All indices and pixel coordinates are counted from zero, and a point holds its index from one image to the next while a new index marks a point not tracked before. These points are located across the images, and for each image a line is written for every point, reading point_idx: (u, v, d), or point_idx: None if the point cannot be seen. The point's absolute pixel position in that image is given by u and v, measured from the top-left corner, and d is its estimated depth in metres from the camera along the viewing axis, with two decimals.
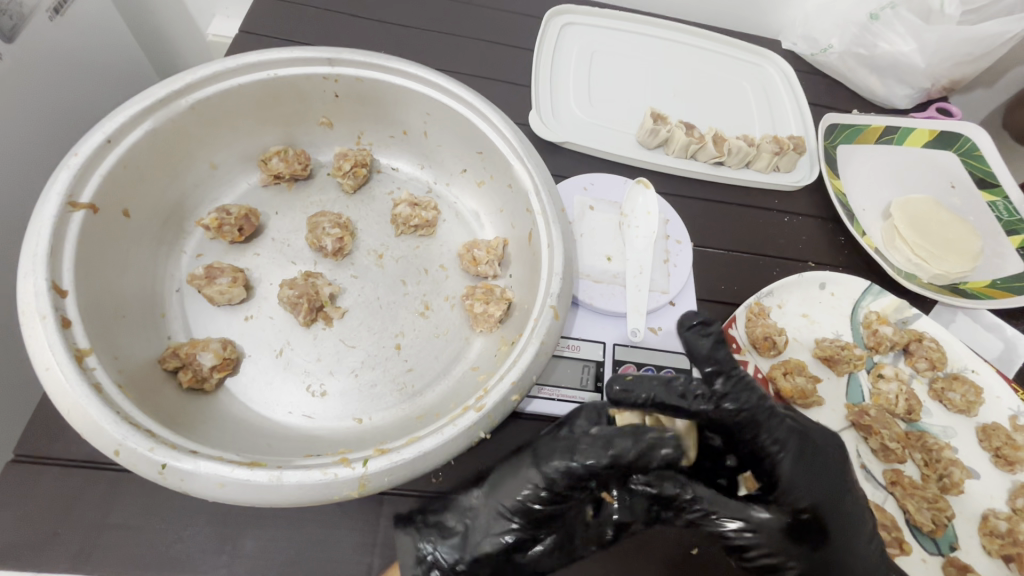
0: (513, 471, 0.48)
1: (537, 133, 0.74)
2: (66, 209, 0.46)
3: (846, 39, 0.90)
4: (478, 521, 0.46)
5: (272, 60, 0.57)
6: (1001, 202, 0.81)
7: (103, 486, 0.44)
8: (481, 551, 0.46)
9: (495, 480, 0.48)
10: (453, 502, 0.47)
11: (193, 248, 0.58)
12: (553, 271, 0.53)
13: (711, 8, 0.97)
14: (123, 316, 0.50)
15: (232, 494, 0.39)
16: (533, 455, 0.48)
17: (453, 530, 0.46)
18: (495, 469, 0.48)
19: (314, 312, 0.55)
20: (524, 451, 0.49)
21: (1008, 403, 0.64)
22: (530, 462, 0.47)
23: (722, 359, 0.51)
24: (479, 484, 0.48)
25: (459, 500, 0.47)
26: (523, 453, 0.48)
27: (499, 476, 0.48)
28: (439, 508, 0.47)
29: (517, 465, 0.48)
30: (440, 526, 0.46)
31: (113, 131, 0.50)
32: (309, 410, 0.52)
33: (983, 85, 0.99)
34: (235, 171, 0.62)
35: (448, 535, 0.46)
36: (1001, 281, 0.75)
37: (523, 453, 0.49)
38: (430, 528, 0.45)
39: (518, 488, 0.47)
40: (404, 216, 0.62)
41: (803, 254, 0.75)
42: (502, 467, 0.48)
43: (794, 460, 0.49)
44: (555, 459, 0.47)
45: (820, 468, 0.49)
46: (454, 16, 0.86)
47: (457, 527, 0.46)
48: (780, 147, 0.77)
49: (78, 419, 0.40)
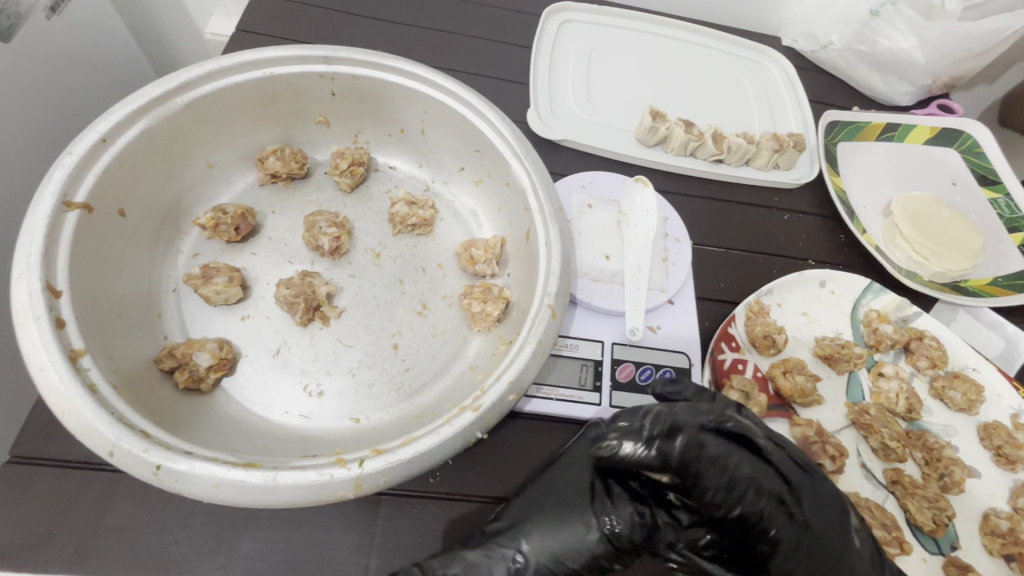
0: (556, 527, 0.44)
1: (535, 131, 0.74)
2: (60, 208, 0.46)
3: (847, 35, 0.90)
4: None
5: (268, 58, 0.57)
6: (1002, 199, 0.81)
7: (99, 487, 0.44)
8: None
9: (535, 537, 0.44)
10: (481, 563, 0.43)
11: (189, 248, 0.58)
12: (551, 270, 0.53)
13: (711, 4, 0.97)
14: (119, 317, 0.50)
15: (226, 494, 0.39)
16: (587, 510, 0.45)
17: None
18: (526, 521, 0.44)
19: (310, 312, 0.55)
20: (561, 503, 0.45)
21: (1010, 401, 0.63)
22: (586, 518, 0.44)
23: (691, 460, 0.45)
24: (516, 543, 0.44)
25: (490, 564, 0.43)
26: (558, 502, 0.45)
27: (541, 527, 0.44)
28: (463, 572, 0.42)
29: (570, 520, 0.44)
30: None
31: (108, 130, 0.49)
32: (306, 410, 0.52)
33: (984, 81, 0.99)
34: (232, 170, 0.62)
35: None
36: (1002, 279, 0.75)
37: (560, 504, 0.45)
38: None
39: (569, 541, 0.44)
40: (401, 215, 0.62)
41: (803, 252, 0.74)
42: (541, 519, 0.45)
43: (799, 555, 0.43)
44: (613, 514, 0.45)
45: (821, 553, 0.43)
46: (452, 14, 0.86)
47: None
48: (780, 144, 0.77)
49: (73, 419, 0.39)
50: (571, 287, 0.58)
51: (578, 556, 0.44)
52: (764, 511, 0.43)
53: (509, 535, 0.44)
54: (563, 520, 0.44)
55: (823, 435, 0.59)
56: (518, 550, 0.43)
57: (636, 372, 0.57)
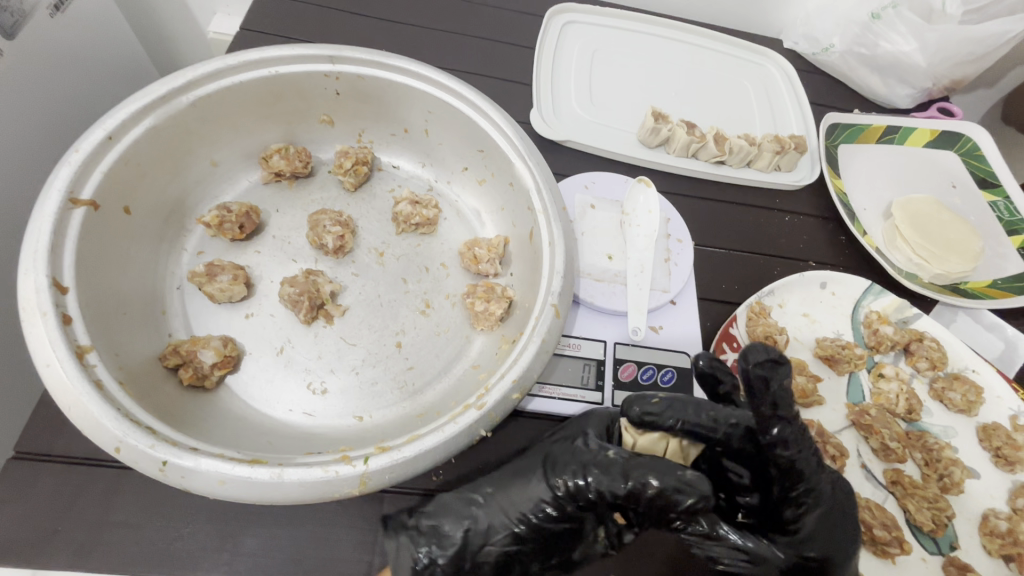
0: (520, 481, 0.47)
1: (538, 131, 0.74)
2: (67, 205, 0.46)
3: (848, 38, 0.90)
4: (483, 529, 0.45)
5: (273, 57, 0.57)
6: (1002, 202, 0.81)
7: (104, 483, 0.44)
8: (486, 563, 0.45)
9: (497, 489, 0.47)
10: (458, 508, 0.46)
11: (194, 246, 0.58)
12: (555, 270, 0.53)
13: (713, 6, 0.97)
14: (125, 314, 0.50)
15: (232, 491, 0.39)
16: (543, 464, 0.48)
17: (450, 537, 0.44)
18: (490, 478, 0.48)
19: (314, 310, 0.55)
20: (524, 460, 0.49)
21: (1009, 402, 0.64)
22: (540, 470, 0.48)
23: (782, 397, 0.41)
24: (479, 490, 0.47)
25: (457, 504, 0.46)
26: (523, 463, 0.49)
27: (507, 477, 0.48)
28: (433, 515, 0.45)
29: (528, 474, 0.48)
30: (435, 534, 0.44)
31: (114, 128, 0.49)
32: (309, 407, 0.52)
33: (985, 85, 0.99)
34: (236, 168, 0.62)
35: (444, 543, 0.44)
36: (1002, 281, 0.75)
37: (526, 463, 0.49)
38: (426, 535, 0.44)
39: (533, 490, 0.47)
40: (404, 214, 0.62)
41: (804, 254, 0.74)
42: (506, 472, 0.48)
43: (819, 514, 0.45)
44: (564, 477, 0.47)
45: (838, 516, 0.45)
46: (456, 14, 0.86)
47: (455, 536, 0.44)
48: (781, 146, 0.77)
49: (79, 416, 0.40)
50: (574, 287, 0.58)
51: (537, 509, 0.46)
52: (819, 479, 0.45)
53: (475, 485, 0.48)
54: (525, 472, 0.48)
55: (824, 434, 0.59)
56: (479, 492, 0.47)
57: (638, 372, 0.57)
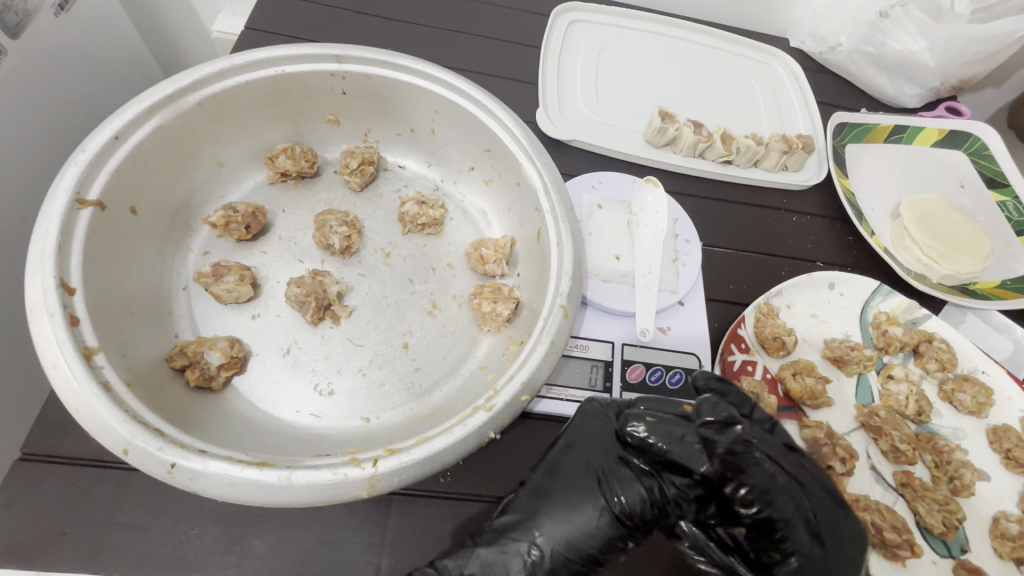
0: (567, 515, 0.44)
1: (544, 131, 0.74)
2: (73, 206, 0.46)
3: (855, 37, 0.90)
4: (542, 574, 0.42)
5: (280, 56, 0.57)
6: (1011, 202, 0.81)
7: (112, 485, 0.44)
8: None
9: (550, 529, 0.43)
10: (497, 557, 0.42)
11: (200, 247, 0.58)
12: (563, 270, 0.53)
13: (719, 5, 0.97)
14: (131, 314, 0.50)
15: (241, 493, 0.39)
16: (597, 490, 0.45)
17: None
18: (544, 508, 0.44)
19: (321, 310, 0.55)
20: (569, 491, 0.45)
21: (1019, 404, 0.63)
22: (596, 496, 0.45)
23: (743, 458, 0.41)
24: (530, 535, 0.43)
25: (504, 560, 0.42)
26: (566, 489, 0.45)
27: (549, 509, 0.44)
28: (480, 569, 0.42)
29: (580, 504, 0.44)
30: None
31: (120, 128, 0.49)
32: (316, 409, 0.51)
33: (993, 83, 0.98)
34: (242, 168, 0.62)
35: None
36: (1011, 281, 0.74)
37: (569, 490, 0.45)
38: None
39: (585, 522, 0.44)
40: (410, 214, 0.62)
41: (812, 254, 0.74)
42: (551, 508, 0.44)
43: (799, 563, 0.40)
44: (626, 496, 0.45)
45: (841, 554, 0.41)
46: (461, 13, 0.86)
47: None
48: (789, 145, 0.76)
49: (87, 417, 0.39)
50: (582, 288, 0.58)
51: (593, 541, 0.44)
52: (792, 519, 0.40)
53: (520, 529, 0.44)
54: (577, 503, 0.44)
55: (833, 436, 0.59)
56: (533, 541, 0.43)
57: (646, 373, 0.57)
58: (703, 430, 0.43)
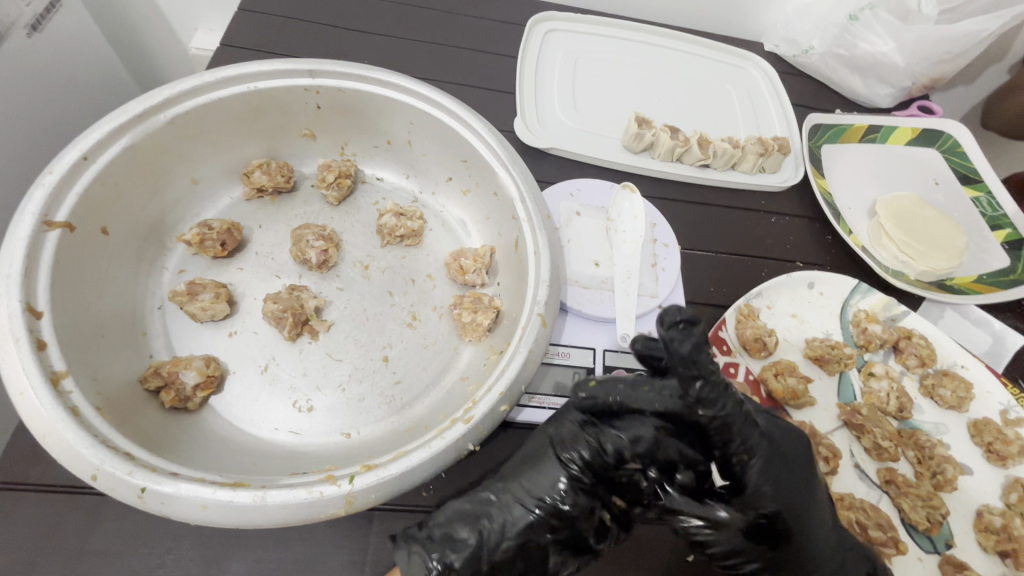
0: (530, 470, 0.48)
1: (523, 140, 0.75)
2: (40, 228, 0.45)
3: (827, 40, 0.91)
4: (502, 523, 0.45)
5: (252, 73, 0.56)
6: (984, 198, 0.82)
7: (83, 512, 0.43)
8: (509, 560, 0.45)
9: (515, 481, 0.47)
10: (468, 504, 0.46)
11: (175, 265, 0.57)
12: (540, 278, 0.53)
13: (692, 12, 0.99)
14: (102, 337, 0.49)
15: (214, 516, 0.38)
16: (555, 447, 0.48)
17: (467, 541, 0.44)
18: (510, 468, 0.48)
19: (299, 326, 0.54)
20: (533, 449, 0.49)
21: (999, 397, 0.64)
22: (552, 454, 0.48)
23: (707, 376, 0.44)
24: (495, 487, 0.47)
25: (473, 510, 0.45)
26: (530, 452, 0.49)
27: (522, 466, 0.48)
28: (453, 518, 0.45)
29: (542, 459, 0.48)
30: (450, 539, 0.44)
31: (89, 148, 0.49)
32: (296, 426, 0.51)
33: (963, 82, 1.00)
34: (218, 186, 0.61)
35: (460, 548, 0.44)
36: (987, 276, 0.76)
37: (533, 452, 0.49)
38: (438, 543, 0.43)
39: (549, 474, 0.47)
40: (389, 226, 0.62)
41: (792, 255, 0.75)
42: (517, 466, 0.48)
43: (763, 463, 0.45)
44: (575, 452, 0.47)
45: (783, 464, 0.46)
46: (439, 26, 0.87)
47: (470, 539, 0.44)
48: (765, 148, 0.77)
49: (54, 444, 0.39)
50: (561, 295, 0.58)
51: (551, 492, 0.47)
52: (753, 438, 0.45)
53: (490, 484, 0.47)
54: (543, 457, 0.48)
55: (816, 436, 0.59)
56: (492, 490, 0.47)
57: None
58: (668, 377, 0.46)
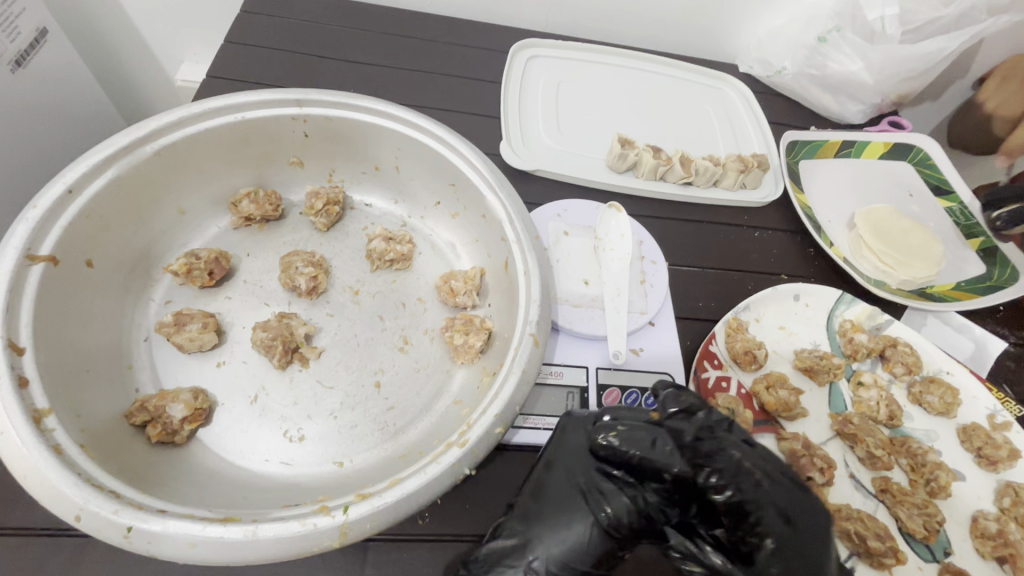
0: (557, 533, 0.43)
1: (509, 163, 0.76)
2: (24, 262, 0.44)
3: (799, 61, 0.96)
4: None
5: (239, 103, 0.57)
6: (957, 208, 0.85)
7: (65, 555, 0.42)
8: None
9: (542, 549, 0.42)
10: None
11: (162, 296, 0.57)
12: (531, 298, 0.53)
13: (668, 37, 1.03)
14: (86, 371, 0.48)
15: (204, 553, 0.37)
16: (582, 500, 0.44)
17: None
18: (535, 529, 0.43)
19: (288, 354, 0.54)
20: (555, 508, 0.44)
21: (985, 402, 0.64)
22: (584, 508, 0.44)
23: (704, 439, 0.44)
24: (523, 560, 0.42)
25: None
26: (554, 507, 0.44)
27: (543, 524, 0.43)
28: None
29: (569, 513, 0.44)
30: None
31: (74, 181, 0.48)
32: (287, 456, 0.50)
33: (930, 98, 1.05)
34: (205, 216, 0.61)
35: None
36: (964, 283, 0.78)
37: (556, 507, 0.44)
38: None
39: (579, 535, 0.43)
40: (378, 250, 0.62)
41: (776, 268, 0.76)
42: (541, 527, 0.43)
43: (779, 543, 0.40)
44: (610, 506, 0.43)
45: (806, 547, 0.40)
46: (424, 55, 0.89)
47: None
48: (744, 165, 0.79)
49: (36, 484, 0.37)
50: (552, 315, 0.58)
51: (586, 559, 0.42)
52: (760, 501, 0.41)
53: (516, 553, 0.42)
54: (568, 516, 0.43)
55: (810, 447, 0.59)
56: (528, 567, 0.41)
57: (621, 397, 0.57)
58: (671, 420, 0.46)
